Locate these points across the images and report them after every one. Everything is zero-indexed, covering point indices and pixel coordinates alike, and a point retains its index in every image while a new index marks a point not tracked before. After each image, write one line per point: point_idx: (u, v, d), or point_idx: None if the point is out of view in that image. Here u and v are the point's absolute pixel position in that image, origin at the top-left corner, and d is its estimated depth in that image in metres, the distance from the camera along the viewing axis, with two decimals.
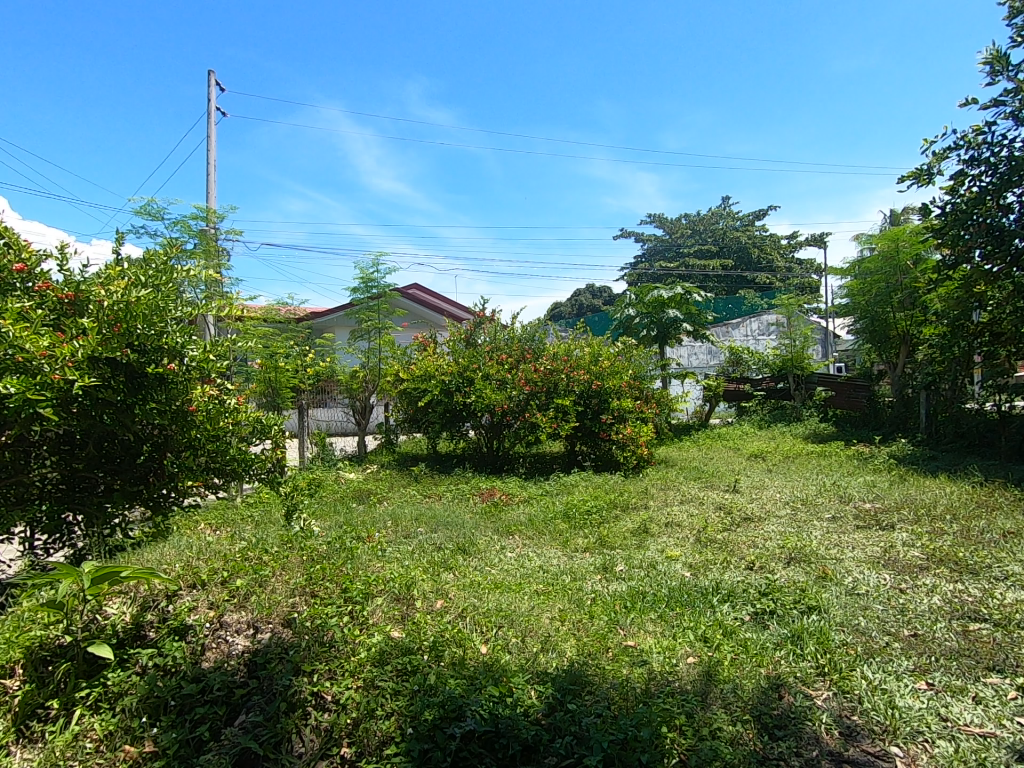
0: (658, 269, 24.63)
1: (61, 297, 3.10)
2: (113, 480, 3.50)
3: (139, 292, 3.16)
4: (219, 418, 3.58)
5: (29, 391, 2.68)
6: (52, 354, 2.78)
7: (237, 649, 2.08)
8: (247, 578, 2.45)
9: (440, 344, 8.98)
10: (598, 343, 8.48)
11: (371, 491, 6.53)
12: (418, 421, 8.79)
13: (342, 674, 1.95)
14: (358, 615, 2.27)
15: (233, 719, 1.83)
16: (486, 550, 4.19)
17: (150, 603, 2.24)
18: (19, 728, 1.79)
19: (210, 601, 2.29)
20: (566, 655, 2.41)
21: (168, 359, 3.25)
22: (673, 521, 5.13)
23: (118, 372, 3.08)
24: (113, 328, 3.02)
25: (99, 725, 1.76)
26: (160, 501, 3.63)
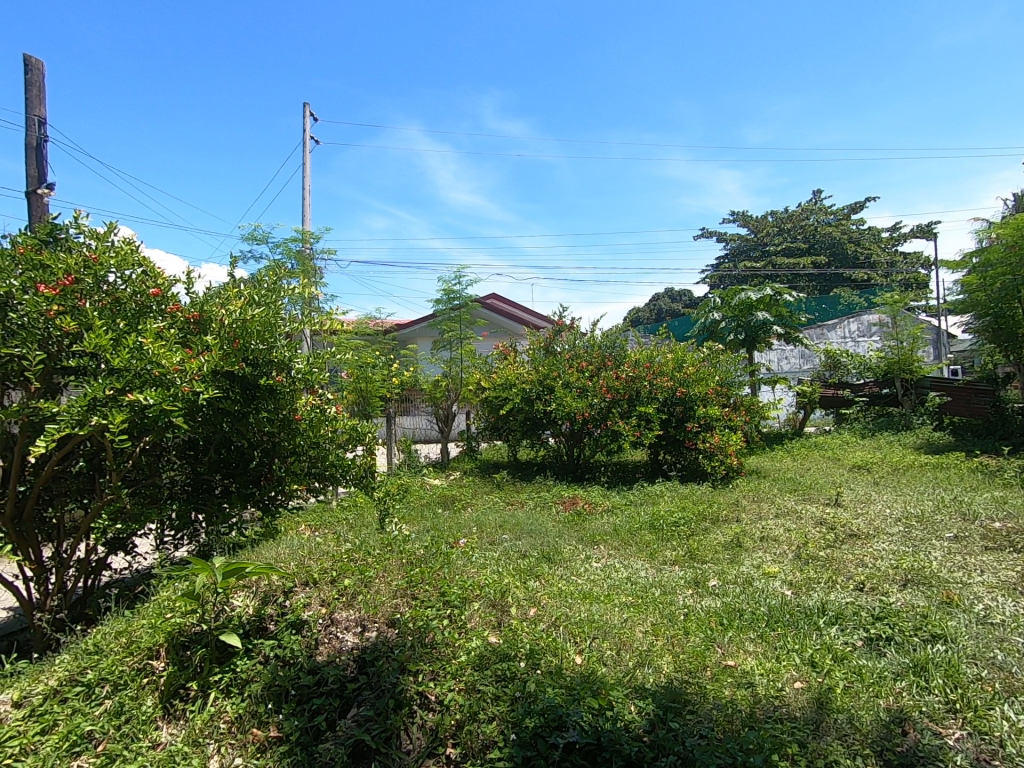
0: (742, 270, 23.52)
1: (188, 318, 3.46)
2: (229, 483, 3.89)
3: (253, 310, 3.51)
4: (320, 426, 3.94)
5: (165, 402, 2.98)
6: (183, 368, 3.09)
7: (347, 646, 2.19)
8: (353, 578, 2.57)
9: (520, 353, 9.12)
10: (681, 348, 8.22)
11: (456, 497, 6.71)
12: (498, 429, 8.93)
13: (444, 675, 2.00)
14: (457, 618, 2.34)
15: (346, 712, 1.92)
16: (571, 558, 4.19)
17: (270, 598, 2.41)
18: (165, 705, 1.98)
19: (321, 598, 2.43)
20: (663, 672, 2.34)
21: (277, 372, 3.63)
22: (769, 535, 4.86)
23: (235, 384, 3.44)
24: (232, 344, 3.37)
25: (231, 708, 1.92)
26: (269, 503, 3.97)
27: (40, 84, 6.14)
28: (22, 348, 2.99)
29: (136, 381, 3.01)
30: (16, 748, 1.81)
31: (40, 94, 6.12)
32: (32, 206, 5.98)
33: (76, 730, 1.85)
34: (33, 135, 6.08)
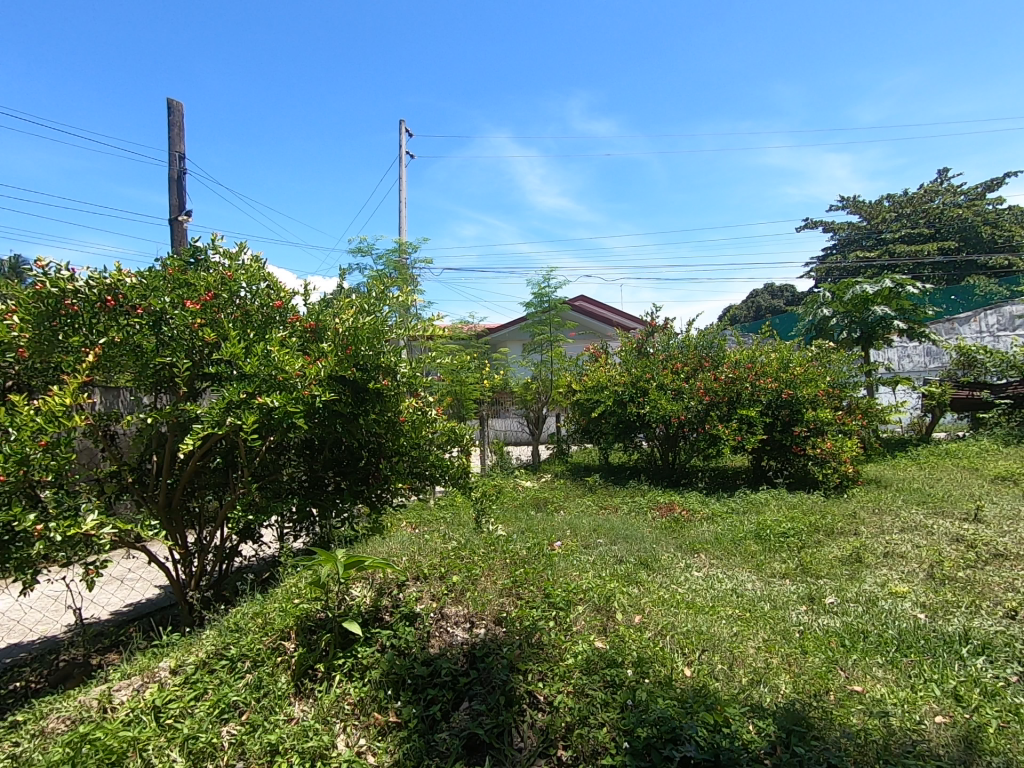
0: (853, 262, 21.66)
1: (306, 327, 3.76)
2: (341, 480, 4.19)
3: (363, 319, 3.76)
4: (422, 428, 4.12)
5: (289, 404, 3.25)
6: (304, 373, 3.35)
7: (458, 640, 2.26)
8: (461, 575, 2.66)
9: (612, 354, 9.00)
10: (787, 347, 7.70)
11: (549, 499, 6.74)
12: (589, 431, 8.84)
13: (553, 676, 2.01)
14: (563, 621, 2.34)
15: (459, 705, 1.99)
16: (670, 566, 4.06)
17: (386, 590, 2.54)
18: (297, 683, 2.16)
19: (432, 593, 2.53)
20: (781, 692, 2.20)
21: (383, 376, 3.88)
22: (895, 551, 4.42)
23: (347, 388, 3.74)
24: (346, 351, 3.64)
25: (354, 691, 2.06)
26: (376, 500, 4.24)
27: (180, 123, 6.95)
28: (173, 358, 3.37)
29: (264, 385, 3.29)
30: (176, 710, 2.06)
31: (180, 131, 6.93)
32: (174, 231, 6.77)
33: (224, 699, 2.07)
34: (174, 168, 6.89)
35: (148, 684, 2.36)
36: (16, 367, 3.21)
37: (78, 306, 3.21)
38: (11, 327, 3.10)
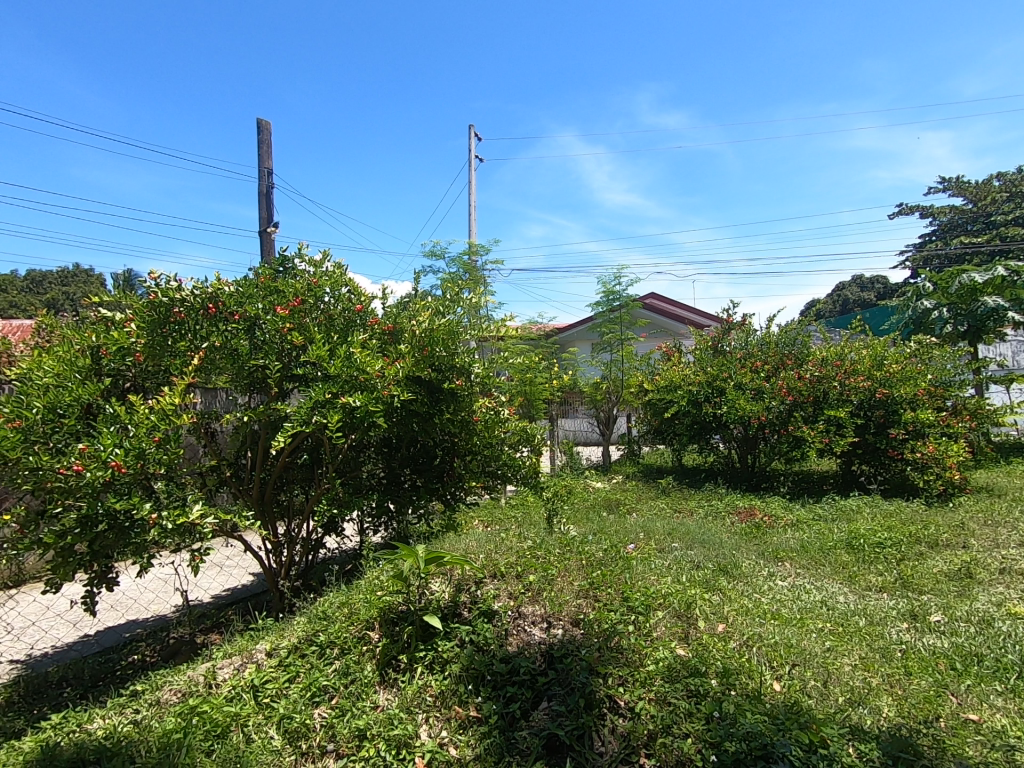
0: (957, 249, 19.77)
1: (384, 329, 3.89)
2: (417, 478, 4.33)
3: (439, 320, 3.87)
4: (494, 427, 4.17)
5: (369, 404, 3.39)
6: (383, 375, 3.47)
7: (535, 639, 2.27)
8: (537, 574, 2.66)
9: (685, 353, 8.73)
10: (881, 343, 7.14)
11: (620, 501, 6.62)
12: (662, 432, 8.61)
13: (633, 682, 1.97)
14: (643, 626, 2.29)
15: (538, 704, 1.99)
16: (752, 574, 3.87)
17: (464, 586, 2.58)
18: (381, 672, 2.24)
19: (509, 591, 2.55)
20: (884, 715, 2.03)
21: (458, 377, 3.97)
22: (1013, 568, 3.98)
23: (423, 388, 3.86)
24: (423, 352, 3.76)
25: (435, 684, 2.11)
26: (451, 497, 4.35)
27: (269, 141, 7.43)
28: (265, 361, 3.61)
29: (347, 385, 3.43)
30: (272, 690, 2.19)
31: (268, 149, 7.40)
32: (263, 242, 7.24)
33: (316, 683, 2.19)
34: (263, 184, 7.38)
35: (246, 665, 2.53)
36: (133, 371, 3.53)
37: (185, 312, 3.49)
38: (128, 333, 3.42)
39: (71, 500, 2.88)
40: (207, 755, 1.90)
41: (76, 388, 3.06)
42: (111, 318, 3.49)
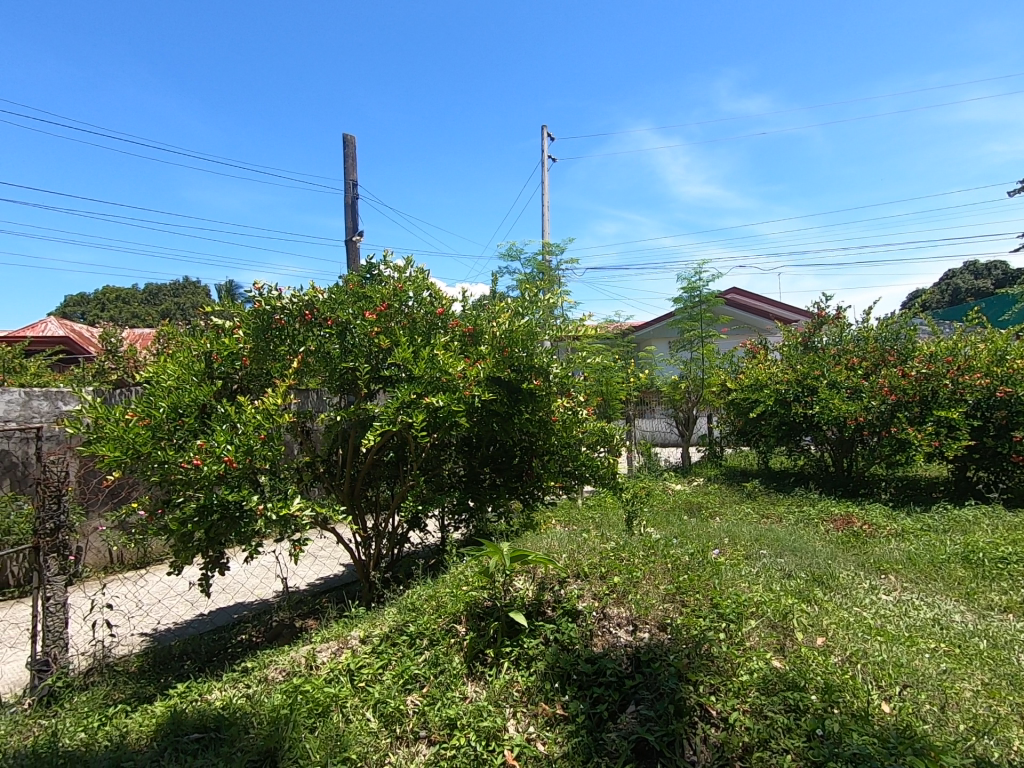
0: None
1: (465, 331, 4.00)
2: (497, 477, 4.43)
3: (518, 321, 3.93)
4: (573, 427, 4.16)
5: (452, 404, 3.50)
6: (465, 375, 3.58)
7: (621, 642, 2.25)
8: (622, 576, 2.63)
9: (772, 351, 8.29)
10: (1002, 336, 6.42)
11: (702, 504, 6.39)
12: (747, 434, 8.23)
13: (726, 692, 1.91)
14: (735, 635, 2.20)
15: (625, 707, 1.97)
16: (852, 586, 3.61)
17: (547, 585, 2.60)
18: (469, 665, 2.30)
19: (593, 592, 2.54)
20: (1015, 749, 1.84)
21: (536, 377, 4.01)
22: None
23: (503, 389, 3.95)
24: (503, 353, 3.88)
25: (522, 680, 2.14)
26: (530, 496, 4.41)
27: (354, 155, 7.83)
28: (355, 363, 3.81)
29: (430, 387, 3.55)
30: (367, 675, 2.32)
31: (353, 162, 7.81)
32: (349, 251, 7.65)
33: (408, 672, 2.29)
34: (348, 196, 7.78)
35: (343, 650, 2.69)
36: (240, 374, 3.83)
37: (284, 319, 3.80)
38: (237, 339, 3.73)
39: (191, 491, 3.19)
40: (310, 731, 2.05)
41: (194, 390, 3.38)
42: (221, 326, 3.81)
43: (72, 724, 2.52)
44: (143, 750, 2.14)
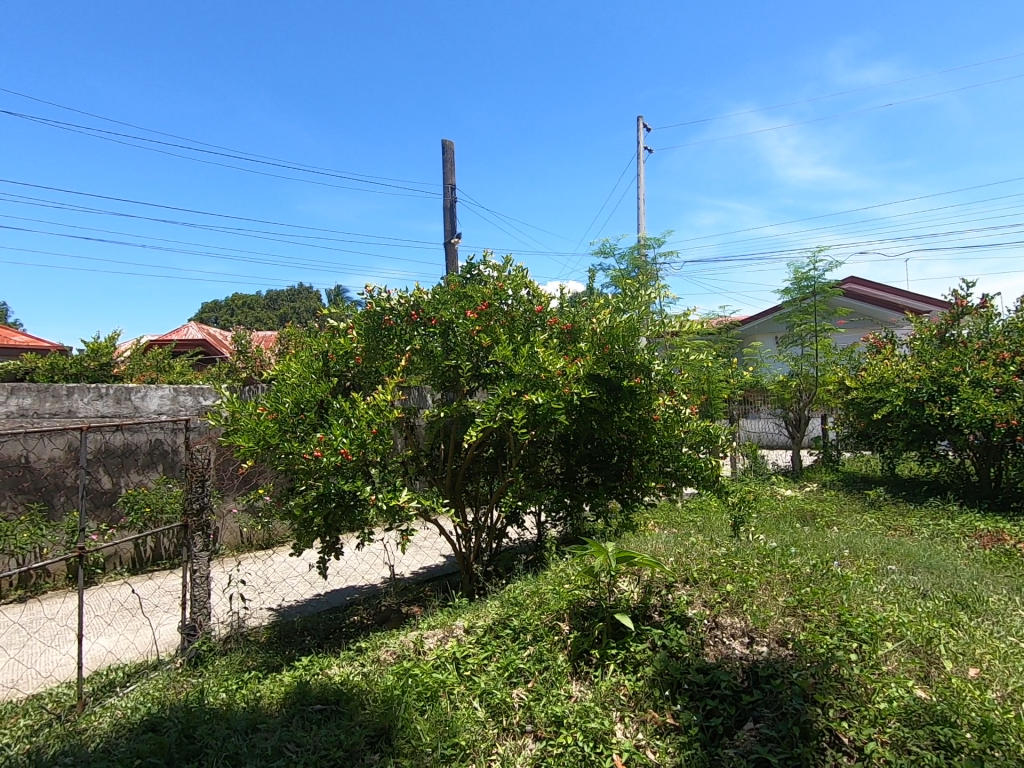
0: None
1: (563, 329, 4.00)
2: (595, 476, 4.38)
3: (619, 317, 3.84)
4: (675, 426, 4.00)
5: (551, 401, 3.50)
6: (565, 372, 3.55)
7: (736, 654, 2.13)
8: (735, 584, 2.49)
9: (900, 345, 7.50)
10: None
11: (817, 512, 5.89)
12: (868, 436, 7.49)
13: (860, 718, 1.75)
14: (869, 657, 2.01)
15: (743, 724, 1.87)
16: (1007, 611, 3.16)
17: (654, 589, 2.52)
18: (574, 664, 2.28)
19: (704, 599, 2.43)
20: None
21: (637, 374, 3.90)
22: None
23: (603, 386, 3.88)
24: (603, 350, 3.78)
25: (629, 684, 2.09)
26: (629, 497, 4.32)
27: (452, 159, 8.10)
28: (458, 361, 3.92)
29: (530, 384, 3.57)
30: (473, 665, 2.38)
31: (451, 167, 8.07)
32: (447, 253, 7.91)
33: (512, 665, 2.31)
34: (447, 199, 8.05)
35: (448, 638, 2.78)
36: (352, 372, 4.07)
37: (393, 319, 4.00)
38: (350, 339, 3.98)
39: (312, 480, 3.44)
40: (421, 714, 2.13)
41: (314, 387, 3.65)
42: (336, 328, 4.08)
43: (216, 685, 2.82)
44: (274, 714, 2.34)
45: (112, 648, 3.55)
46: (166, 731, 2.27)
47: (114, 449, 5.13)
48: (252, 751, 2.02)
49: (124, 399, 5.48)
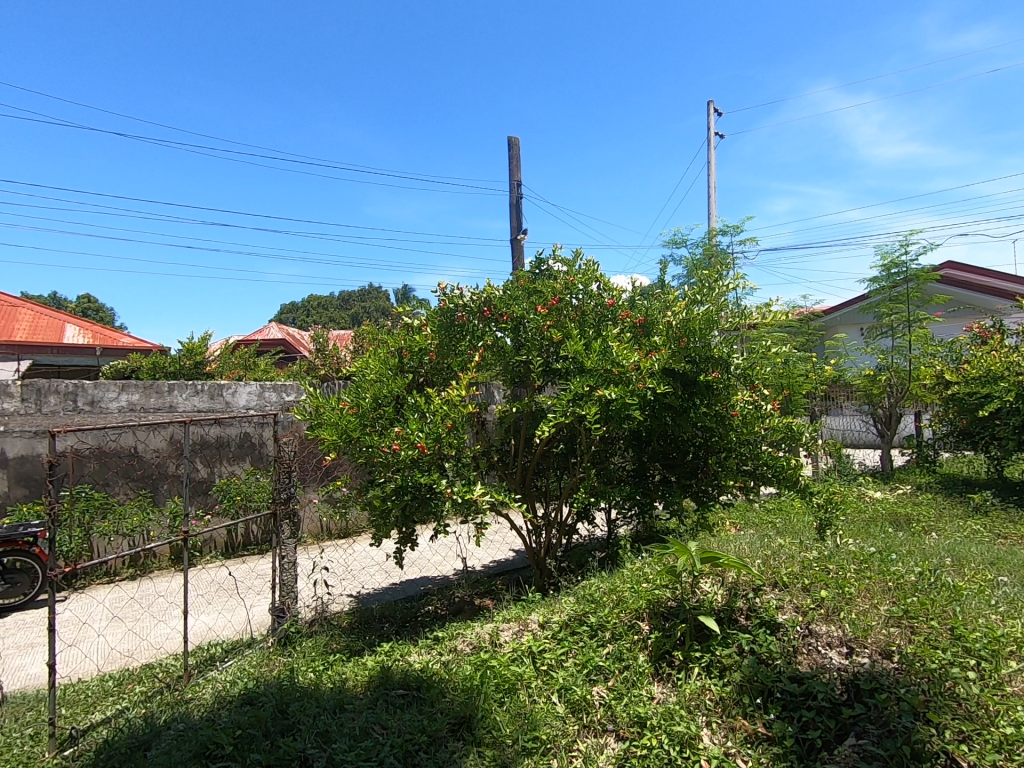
0: None
1: (636, 323, 3.91)
2: (669, 473, 4.27)
3: (696, 310, 3.72)
4: (755, 422, 3.83)
5: (625, 396, 3.42)
6: (638, 367, 3.48)
7: (833, 664, 2.01)
8: (830, 590, 2.35)
9: (1010, 334, 6.82)
10: None
11: (912, 516, 5.46)
12: (971, 435, 6.87)
13: (982, 743, 1.61)
14: (990, 676, 1.84)
15: (843, 739, 1.77)
16: None
17: (740, 591, 2.41)
18: (655, 665, 2.23)
19: (796, 605, 2.31)
20: None
21: (715, 368, 3.76)
22: None
23: (679, 382, 3.77)
24: (679, 343, 3.67)
25: (715, 689, 2.02)
26: (704, 495, 4.18)
27: (518, 155, 8.11)
28: (529, 356, 3.92)
29: (603, 379, 3.51)
30: (551, 660, 2.38)
31: (518, 163, 8.08)
32: (515, 250, 7.93)
33: (591, 662, 2.29)
34: (513, 196, 8.07)
35: (523, 632, 2.79)
36: (426, 368, 4.16)
37: (465, 315, 4.05)
38: (425, 336, 4.07)
39: (390, 473, 3.56)
40: (500, 705, 2.15)
41: (391, 383, 3.77)
42: (411, 325, 4.19)
43: (305, 665, 2.98)
44: (360, 696, 2.44)
45: (212, 625, 3.83)
46: (263, 704, 2.43)
47: (210, 442, 5.52)
48: (340, 730, 2.10)
49: (217, 394, 5.90)
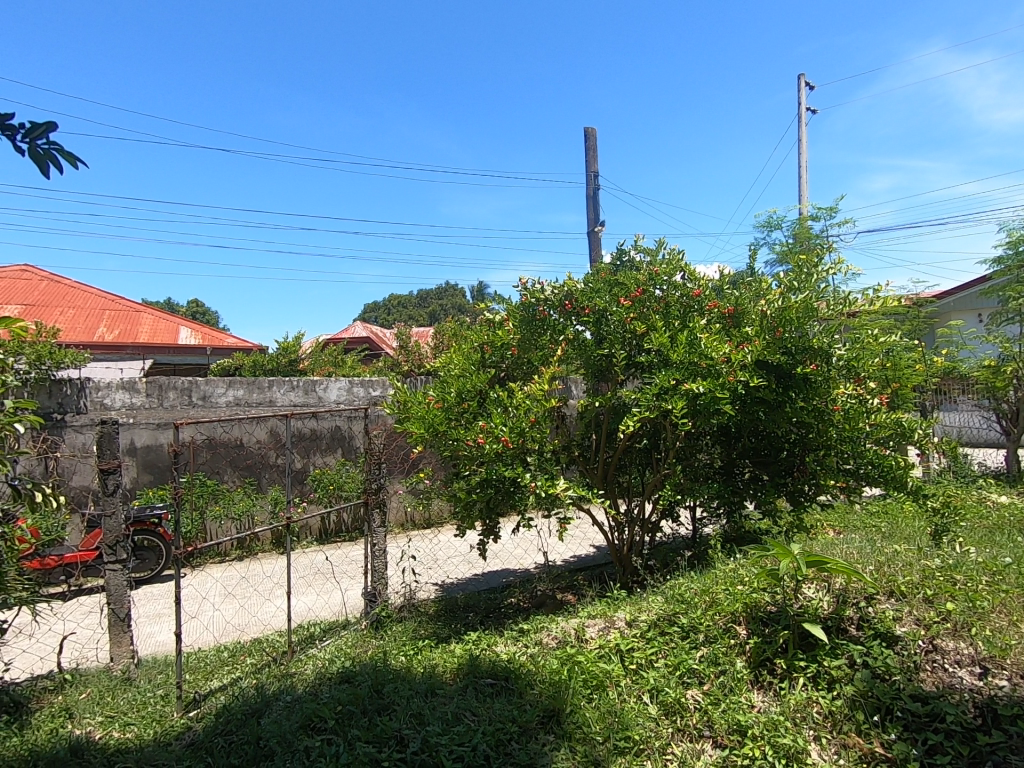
0: None
1: (725, 313, 3.74)
2: (761, 471, 4.05)
3: (793, 298, 3.51)
4: (859, 419, 3.57)
5: (714, 390, 3.27)
6: (728, 359, 3.31)
7: (964, 684, 1.85)
8: (959, 604, 2.16)
9: None
10: None
11: None
12: None
13: None
14: None
15: None
16: None
17: (849, 599, 2.25)
18: (755, 671, 2.12)
19: (916, 617, 2.13)
20: None
21: (813, 360, 3.51)
22: None
23: (773, 375, 3.56)
24: (774, 334, 3.46)
25: (823, 702, 1.89)
26: (800, 495, 3.93)
27: (596, 145, 7.97)
28: (612, 349, 3.86)
29: (689, 371, 3.38)
30: (640, 659, 2.32)
31: (595, 154, 7.95)
32: (592, 242, 7.82)
33: (684, 665, 2.21)
34: (590, 187, 7.95)
35: (609, 629, 2.74)
36: (507, 363, 4.19)
37: (546, 309, 4.03)
38: (507, 330, 4.09)
39: (475, 466, 3.62)
40: (589, 701, 2.13)
41: (474, 378, 3.83)
42: (493, 319, 4.23)
43: (397, 649, 3.11)
44: (450, 682, 2.50)
45: (311, 606, 4.09)
46: (360, 683, 2.55)
47: (306, 434, 5.90)
48: (434, 713, 2.17)
49: (311, 390, 6.27)
